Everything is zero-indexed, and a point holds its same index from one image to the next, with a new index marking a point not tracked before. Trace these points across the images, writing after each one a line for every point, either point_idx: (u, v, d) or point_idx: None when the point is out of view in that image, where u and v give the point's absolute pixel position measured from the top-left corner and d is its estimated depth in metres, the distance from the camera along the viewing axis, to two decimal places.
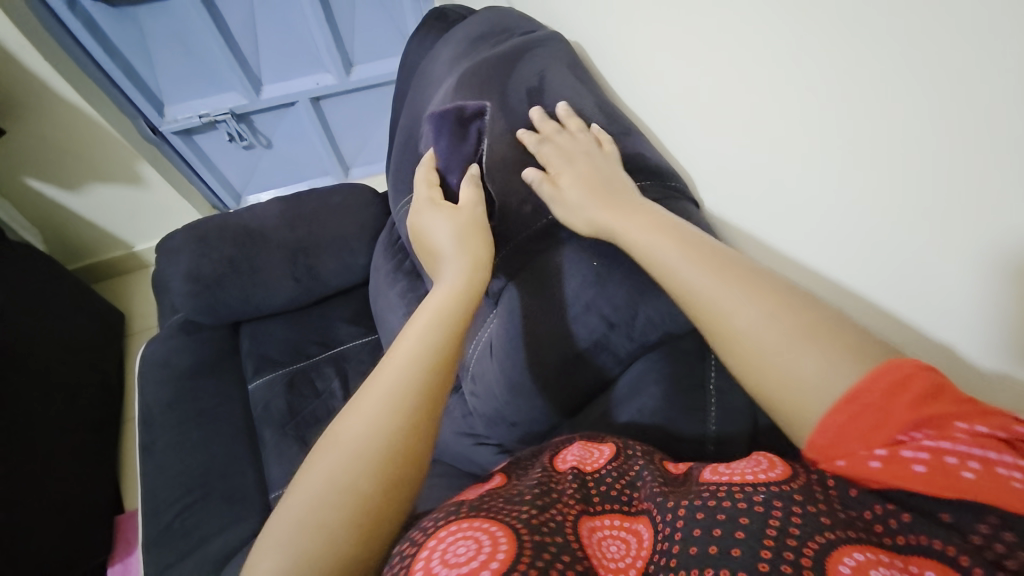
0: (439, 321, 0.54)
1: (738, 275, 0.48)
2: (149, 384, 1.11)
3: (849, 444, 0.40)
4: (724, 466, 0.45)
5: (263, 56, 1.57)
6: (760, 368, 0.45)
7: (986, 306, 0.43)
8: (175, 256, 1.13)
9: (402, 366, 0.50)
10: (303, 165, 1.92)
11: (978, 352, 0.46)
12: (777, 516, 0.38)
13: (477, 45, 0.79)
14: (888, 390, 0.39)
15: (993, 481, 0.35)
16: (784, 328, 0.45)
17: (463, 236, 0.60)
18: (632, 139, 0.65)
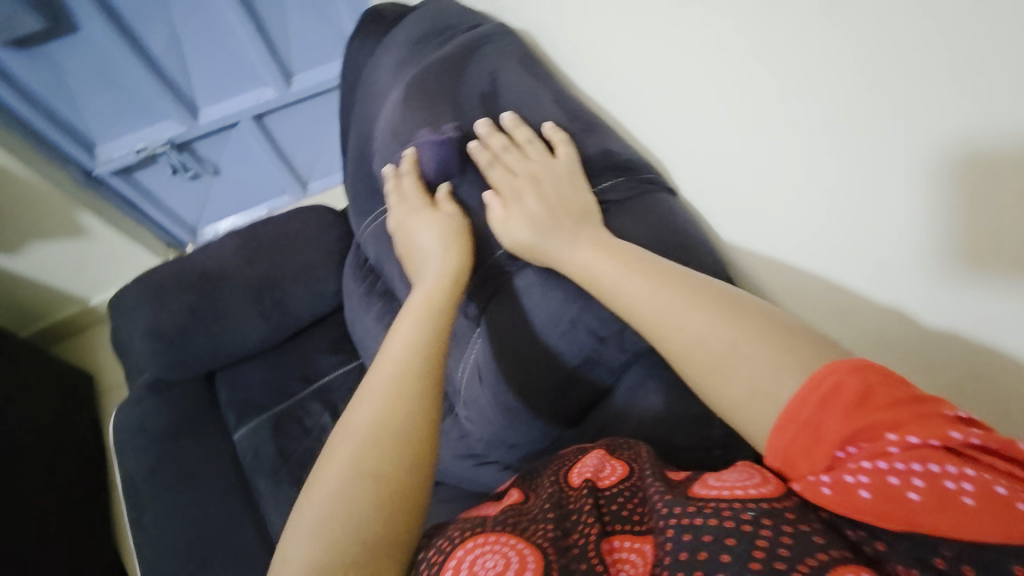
0: (423, 311, 0.50)
1: (673, 282, 0.43)
2: (128, 453, 1.04)
3: (794, 466, 0.34)
4: (714, 479, 0.39)
5: (194, 78, 1.46)
6: (706, 386, 0.39)
7: (938, 220, 0.38)
8: (131, 313, 1.05)
9: (397, 355, 0.46)
10: (258, 188, 1.81)
11: (934, 278, 0.41)
12: (767, 536, 0.31)
13: (419, 48, 0.72)
14: (817, 403, 0.32)
15: (940, 503, 0.28)
16: (725, 340, 0.38)
17: (449, 232, 0.57)
18: (599, 135, 0.58)
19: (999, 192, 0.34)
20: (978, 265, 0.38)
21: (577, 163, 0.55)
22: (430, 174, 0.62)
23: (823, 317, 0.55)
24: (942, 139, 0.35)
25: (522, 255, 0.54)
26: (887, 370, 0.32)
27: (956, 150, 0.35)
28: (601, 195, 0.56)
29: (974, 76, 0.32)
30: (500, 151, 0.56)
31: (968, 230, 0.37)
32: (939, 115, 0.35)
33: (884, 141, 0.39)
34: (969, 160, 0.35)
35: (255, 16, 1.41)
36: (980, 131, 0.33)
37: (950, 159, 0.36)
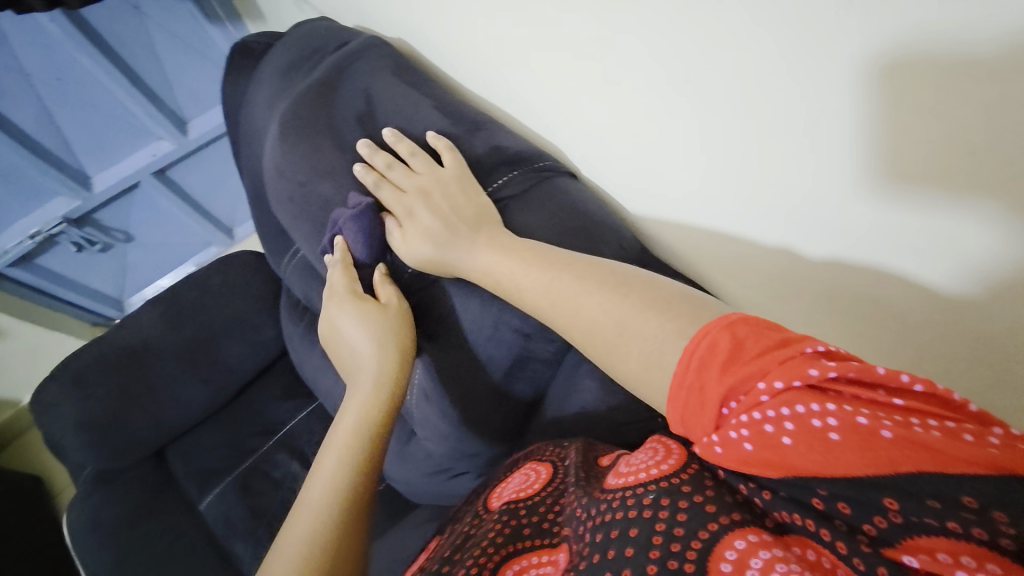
0: (359, 422, 0.49)
1: (571, 271, 0.44)
2: (88, 554, 0.93)
3: (691, 431, 0.35)
4: (625, 465, 0.42)
5: (77, 145, 1.35)
6: (611, 366, 0.40)
7: (862, 145, 0.38)
8: (55, 410, 0.98)
9: (331, 470, 0.46)
10: (180, 245, 1.71)
11: (862, 206, 0.41)
12: (664, 518, 0.35)
13: (289, 77, 0.69)
14: (697, 367, 0.34)
15: (808, 441, 0.30)
16: (616, 318, 0.40)
17: (389, 325, 0.54)
18: (487, 132, 0.57)
19: (921, 104, 0.34)
20: (901, 185, 0.38)
21: (466, 167, 0.54)
22: (361, 257, 0.56)
23: (730, 265, 0.57)
24: (862, 57, 0.35)
25: (428, 271, 0.52)
26: (752, 321, 0.34)
27: (881, 70, 0.34)
28: (497, 194, 0.55)
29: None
30: (385, 170, 0.54)
31: (889, 147, 0.37)
32: (862, 36, 0.34)
33: (807, 76, 0.38)
34: (889, 78, 0.34)
35: (128, 70, 1.32)
36: (904, 45, 0.33)
37: (872, 81, 0.35)
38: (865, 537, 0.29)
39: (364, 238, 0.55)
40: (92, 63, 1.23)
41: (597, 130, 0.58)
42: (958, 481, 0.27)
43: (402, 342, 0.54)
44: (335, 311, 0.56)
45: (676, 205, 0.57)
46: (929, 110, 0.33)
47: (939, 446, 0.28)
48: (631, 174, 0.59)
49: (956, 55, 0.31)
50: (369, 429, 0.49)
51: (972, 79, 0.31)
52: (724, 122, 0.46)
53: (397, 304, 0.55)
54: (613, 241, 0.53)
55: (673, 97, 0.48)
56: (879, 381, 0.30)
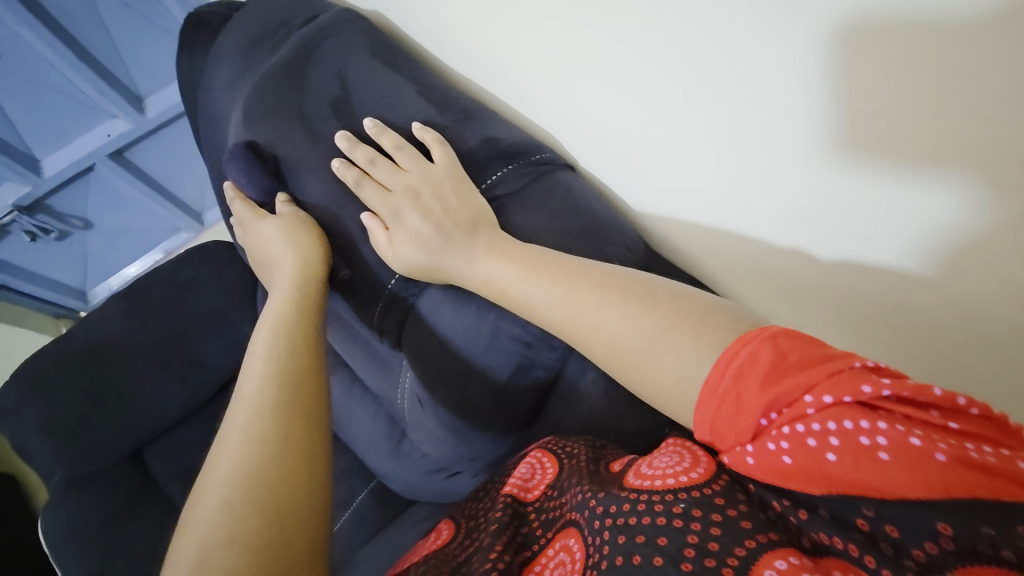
0: (280, 329, 0.45)
1: (588, 284, 0.40)
2: (66, 561, 0.91)
3: (722, 439, 0.33)
4: (647, 466, 0.40)
5: (22, 126, 1.23)
6: (635, 385, 0.38)
7: (827, 114, 0.38)
8: (18, 415, 0.92)
9: (258, 380, 0.40)
10: (146, 231, 1.61)
11: (825, 174, 0.41)
12: (696, 531, 0.33)
13: (252, 55, 0.62)
14: (735, 374, 0.32)
15: (854, 457, 0.28)
16: (644, 332, 0.37)
17: (291, 226, 0.53)
18: (478, 122, 0.52)
19: (893, 70, 0.33)
20: (865, 153, 0.38)
21: (457, 162, 0.49)
22: (256, 194, 0.57)
23: (738, 268, 0.55)
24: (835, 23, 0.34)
25: (419, 277, 0.48)
26: (794, 333, 0.32)
27: (849, 37, 0.34)
28: (491, 191, 0.50)
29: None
30: (367, 166, 0.49)
31: (878, 117, 0.36)
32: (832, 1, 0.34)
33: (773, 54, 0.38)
34: (857, 45, 0.34)
35: (75, 42, 1.19)
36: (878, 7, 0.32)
37: (839, 44, 0.35)
38: (913, 563, 0.27)
39: (242, 169, 0.55)
40: (34, 36, 1.11)
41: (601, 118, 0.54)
42: (1010, 509, 0.25)
43: (311, 240, 0.53)
44: (249, 234, 0.57)
45: (685, 201, 0.53)
46: (895, 77, 0.33)
47: (994, 471, 0.26)
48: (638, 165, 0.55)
49: (931, 22, 0.30)
50: (288, 335, 0.44)
51: (947, 40, 0.30)
52: (698, 100, 0.45)
53: (293, 212, 0.54)
54: (619, 243, 0.51)
55: (674, 83, 0.46)
56: (933, 403, 0.29)
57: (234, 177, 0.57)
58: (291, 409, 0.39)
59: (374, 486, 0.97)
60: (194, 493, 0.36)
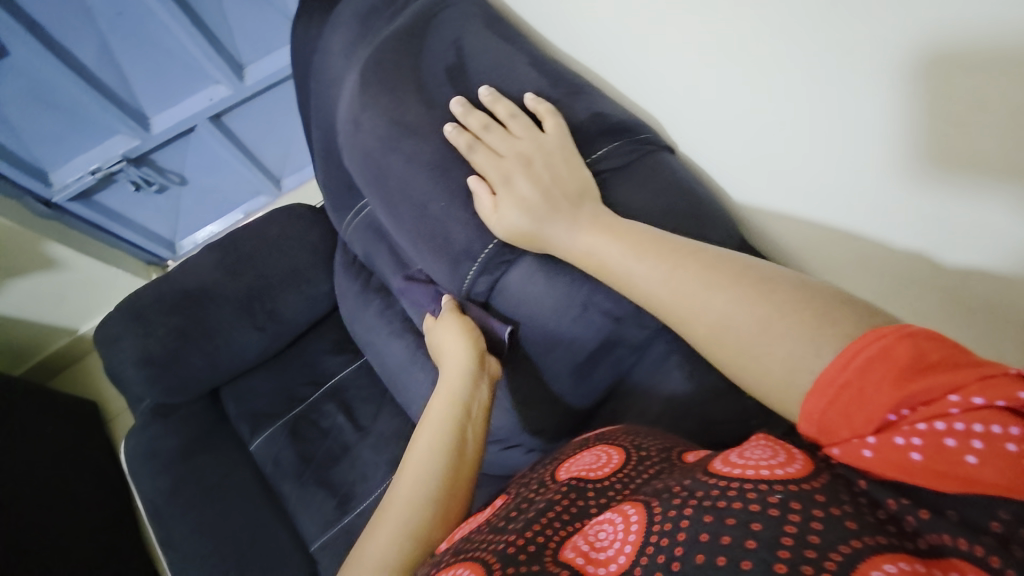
0: (430, 455, 0.47)
1: (698, 264, 0.40)
2: (144, 480, 1.00)
3: (833, 431, 0.32)
4: (734, 454, 0.36)
5: (137, 84, 1.35)
6: (740, 372, 0.38)
7: (905, 131, 0.39)
8: (118, 344, 1.01)
9: (402, 510, 0.45)
10: (231, 192, 1.72)
11: (902, 189, 0.42)
12: (796, 522, 0.30)
13: (370, 24, 0.65)
14: (860, 366, 0.31)
15: (998, 461, 0.27)
16: (754, 316, 0.37)
17: (455, 318, 0.56)
18: (587, 97, 0.53)
19: (965, 90, 0.34)
20: (946, 168, 0.38)
21: (568, 134, 0.50)
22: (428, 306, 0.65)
23: (836, 257, 0.52)
24: (903, 46, 0.36)
25: (519, 244, 0.49)
26: (938, 335, 0.31)
27: (923, 61, 0.35)
28: (597, 166, 0.51)
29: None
30: (481, 132, 0.51)
31: (944, 137, 0.37)
32: (902, 23, 0.35)
33: (849, 75, 0.40)
34: (933, 65, 0.35)
35: (190, 9, 1.29)
36: (947, 27, 0.33)
37: (915, 69, 0.36)
38: None
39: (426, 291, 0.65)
40: None
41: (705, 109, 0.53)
42: None
43: (469, 344, 0.54)
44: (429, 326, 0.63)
45: (781, 195, 0.53)
46: (967, 95, 0.34)
47: None
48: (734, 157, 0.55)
49: (992, 45, 0.31)
50: (436, 464, 0.47)
51: (1011, 63, 0.31)
52: (777, 109, 0.46)
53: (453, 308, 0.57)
54: (721, 228, 0.50)
55: (757, 88, 0.47)
56: None
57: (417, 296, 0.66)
58: (418, 556, 0.43)
59: None
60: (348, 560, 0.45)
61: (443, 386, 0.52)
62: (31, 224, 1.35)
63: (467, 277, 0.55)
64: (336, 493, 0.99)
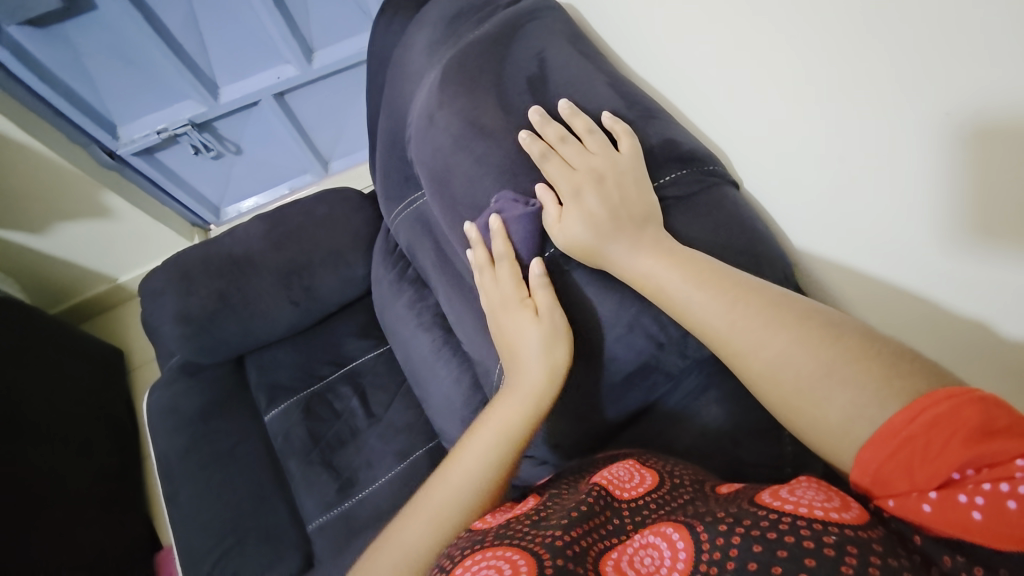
0: (477, 471, 0.50)
1: (758, 303, 0.40)
2: (162, 433, 1.04)
3: (889, 483, 0.33)
4: (784, 490, 0.38)
5: (213, 55, 1.41)
6: (787, 414, 0.38)
7: (941, 196, 0.41)
8: (159, 298, 1.04)
9: (427, 521, 0.48)
10: (279, 168, 1.77)
11: (935, 244, 0.43)
12: (852, 566, 0.31)
13: (456, 26, 0.67)
14: (928, 423, 0.31)
15: None
16: (813, 361, 0.37)
17: (549, 347, 0.52)
18: (661, 123, 0.54)
19: (1003, 161, 0.35)
20: (979, 230, 0.39)
21: (641, 158, 0.51)
22: (521, 250, 0.54)
23: (886, 307, 0.51)
24: (945, 117, 0.38)
25: (577, 257, 0.50)
26: (1003, 402, 0.31)
27: (962, 132, 0.37)
28: (662, 191, 0.52)
29: (966, 55, 0.35)
30: (556, 143, 0.52)
31: (978, 199, 0.38)
32: (940, 96, 0.37)
33: (888, 135, 0.42)
34: (974, 137, 0.37)
35: None
36: (983, 95, 0.35)
37: (956, 138, 0.38)
38: None
39: (525, 222, 0.52)
40: None
41: (773, 151, 0.54)
42: None
43: (545, 388, 0.51)
44: (501, 312, 0.56)
45: (834, 243, 0.53)
46: (1003, 168, 0.35)
47: None
48: (796, 199, 0.54)
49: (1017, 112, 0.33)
50: (472, 497, 0.49)
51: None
52: (831, 156, 0.48)
53: (554, 315, 0.52)
54: (779, 268, 0.50)
55: (821, 134, 0.48)
56: None
57: (512, 225, 0.53)
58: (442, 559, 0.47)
59: (434, 446, 1.01)
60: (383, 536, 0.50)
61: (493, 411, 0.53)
62: (93, 172, 1.42)
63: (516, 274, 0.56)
64: (339, 477, 1.00)
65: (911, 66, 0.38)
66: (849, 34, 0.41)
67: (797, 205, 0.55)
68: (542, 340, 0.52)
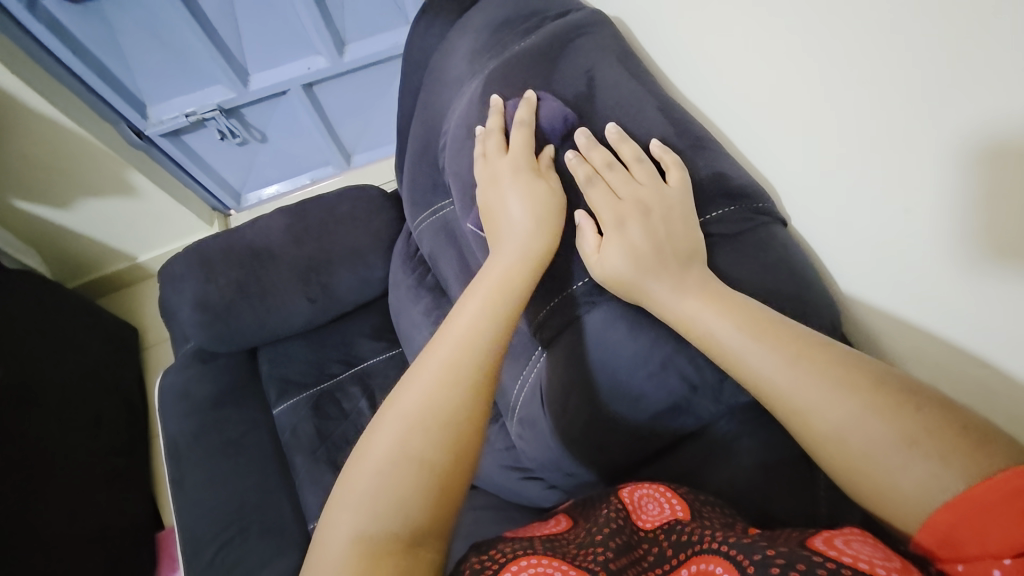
0: (476, 332, 0.46)
1: (823, 363, 0.38)
2: (171, 419, 1.03)
3: (960, 546, 0.32)
4: (840, 541, 0.37)
5: (246, 41, 1.41)
6: (853, 481, 0.36)
7: (956, 217, 0.40)
8: (178, 284, 1.04)
9: (433, 382, 0.44)
10: (303, 157, 1.76)
11: (969, 274, 0.41)
12: None
13: (501, 34, 0.65)
14: (1009, 493, 0.30)
15: None
16: (884, 432, 0.35)
17: (548, 216, 0.51)
18: (710, 153, 0.51)
19: (1013, 183, 0.35)
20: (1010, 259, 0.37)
21: (689, 191, 0.49)
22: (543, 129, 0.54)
23: (933, 364, 0.48)
24: (977, 147, 0.37)
25: (612, 289, 0.48)
26: None
27: (989, 152, 0.36)
28: (707, 228, 0.50)
29: (991, 79, 0.34)
30: (602, 168, 0.50)
31: (1004, 227, 0.37)
32: (977, 121, 0.36)
33: (910, 148, 0.41)
34: (990, 155, 0.36)
35: None
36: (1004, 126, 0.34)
37: (988, 162, 0.36)
38: None
39: (562, 106, 0.55)
40: None
41: (817, 188, 0.52)
42: None
43: (540, 251, 0.50)
44: (503, 177, 0.53)
45: (878, 287, 0.50)
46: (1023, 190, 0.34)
47: None
48: (842, 239, 0.52)
49: None
50: (475, 356, 0.45)
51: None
52: (874, 195, 0.46)
53: (555, 198, 0.52)
54: (827, 317, 0.48)
55: (863, 171, 0.46)
56: None
57: (547, 108, 0.55)
58: (452, 417, 0.43)
59: None
60: (378, 419, 0.44)
61: (482, 276, 0.51)
62: (121, 149, 1.42)
63: (552, 303, 0.55)
64: None
65: (943, 80, 0.37)
66: (888, 75, 0.40)
67: (841, 245, 0.52)
68: (541, 211, 0.51)
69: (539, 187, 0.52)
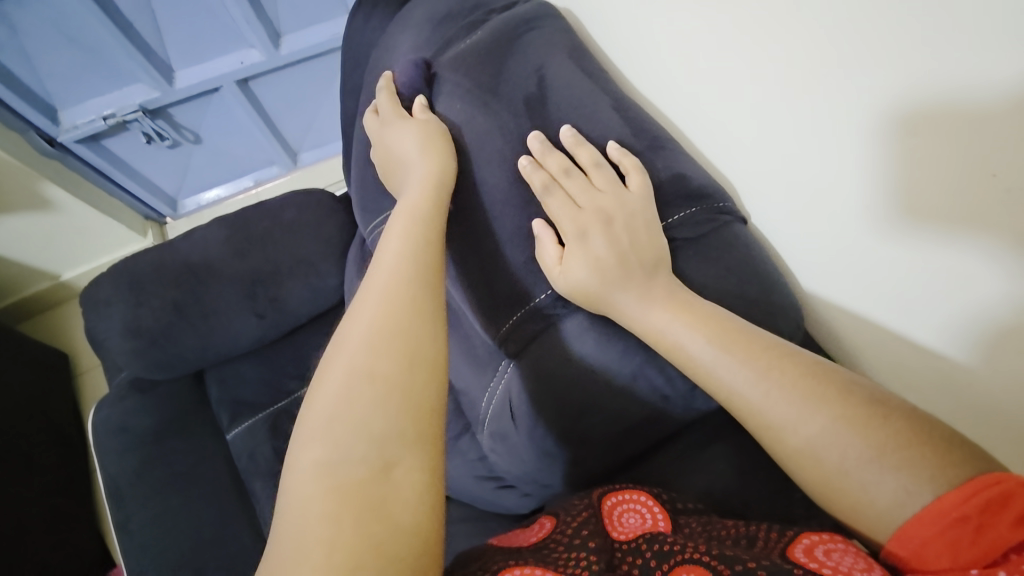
0: (414, 253, 0.43)
1: (792, 372, 0.37)
2: (109, 457, 0.94)
3: (927, 560, 0.32)
4: (821, 550, 0.36)
5: (167, 35, 1.28)
6: (825, 494, 0.35)
7: (888, 189, 0.40)
8: (105, 309, 0.94)
9: (376, 303, 0.40)
10: (244, 159, 1.65)
11: (907, 243, 0.41)
12: None
13: (445, 28, 0.60)
14: (980, 506, 0.30)
15: None
16: (855, 447, 0.34)
17: (429, 139, 0.53)
18: (670, 153, 0.50)
19: (941, 148, 0.35)
20: (947, 226, 0.37)
21: (651, 197, 0.47)
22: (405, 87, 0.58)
23: (888, 347, 0.48)
24: (907, 125, 0.37)
25: (577, 302, 0.46)
26: None
27: (914, 124, 0.36)
28: (670, 233, 0.48)
29: (910, 65, 0.35)
30: (559, 175, 0.48)
31: (940, 197, 0.37)
32: (906, 104, 0.36)
33: (847, 137, 0.41)
34: (912, 131, 0.37)
35: None
36: (930, 102, 0.35)
37: (915, 134, 0.36)
38: None
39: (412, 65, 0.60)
40: None
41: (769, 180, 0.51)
42: None
43: (438, 171, 0.51)
44: (386, 134, 0.56)
45: (831, 272, 0.50)
46: (956, 152, 0.34)
47: None
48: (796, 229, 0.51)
49: (971, 109, 0.32)
50: (419, 272, 0.42)
51: (993, 123, 0.32)
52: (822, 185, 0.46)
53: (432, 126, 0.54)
54: (791, 318, 0.47)
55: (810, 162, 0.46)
56: None
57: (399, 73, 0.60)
58: (407, 329, 0.38)
59: None
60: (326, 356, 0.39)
61: (403, 210, 0.48)
62: (32, 161, 1.28)
63: (511, 322, 0.52)
64: None
65: (874, 66, 0.37)
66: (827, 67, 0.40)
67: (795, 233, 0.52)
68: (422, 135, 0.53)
69: (415, 124, 0.54)
